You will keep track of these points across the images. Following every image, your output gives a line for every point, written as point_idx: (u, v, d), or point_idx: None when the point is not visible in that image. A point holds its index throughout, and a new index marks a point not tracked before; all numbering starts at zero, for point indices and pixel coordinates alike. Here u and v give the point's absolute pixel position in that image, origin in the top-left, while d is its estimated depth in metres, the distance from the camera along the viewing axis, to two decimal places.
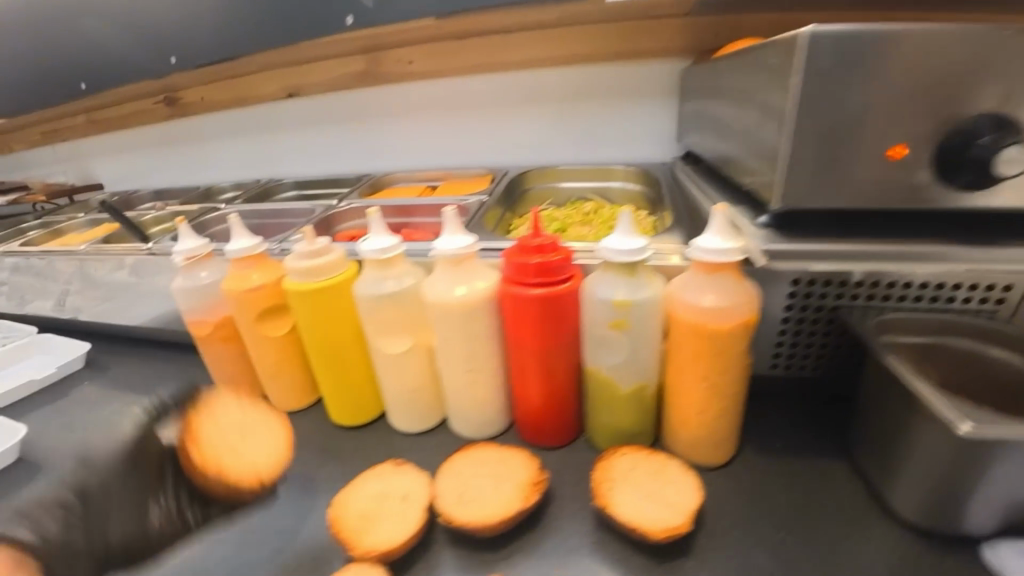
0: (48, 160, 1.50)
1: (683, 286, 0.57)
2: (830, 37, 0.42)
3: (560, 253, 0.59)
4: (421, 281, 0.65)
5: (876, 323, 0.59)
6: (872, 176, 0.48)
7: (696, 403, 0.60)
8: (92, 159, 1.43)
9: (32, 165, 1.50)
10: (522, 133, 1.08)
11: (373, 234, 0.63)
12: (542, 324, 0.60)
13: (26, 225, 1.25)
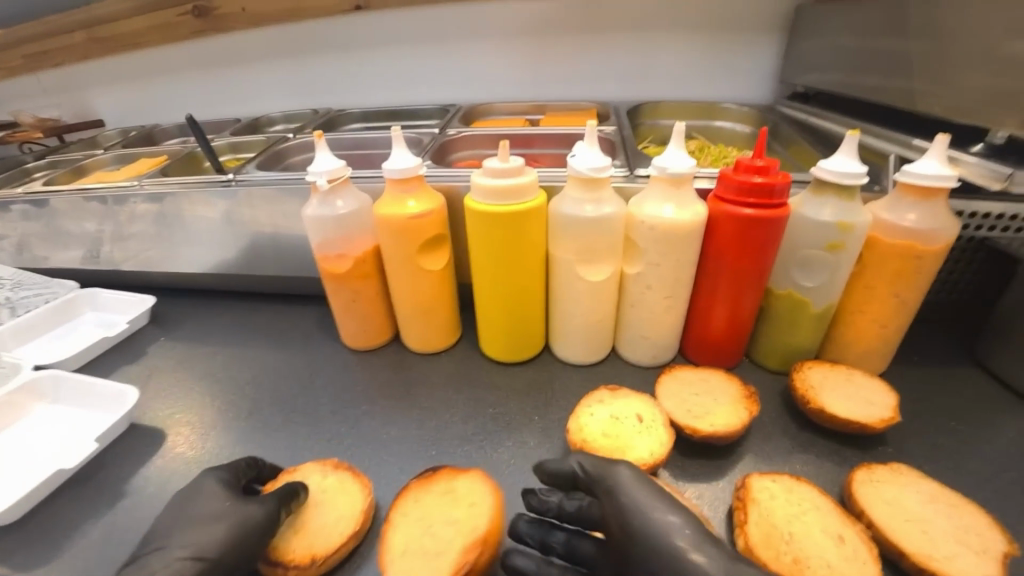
0: (33, 92, 1.29)
1: (891, 210, 0.62)
2: None
3: (779, 174, 0.60)
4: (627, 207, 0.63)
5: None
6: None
7: (880, 316, 0.66)
8: (98, 85, 1.23)
9: (18, 92, 1.27)
10: (623, 66, 1.03)
11: (586, 147, 0.60)
12: (750, 247, 0.62)
13: (38, 164, 1.08)
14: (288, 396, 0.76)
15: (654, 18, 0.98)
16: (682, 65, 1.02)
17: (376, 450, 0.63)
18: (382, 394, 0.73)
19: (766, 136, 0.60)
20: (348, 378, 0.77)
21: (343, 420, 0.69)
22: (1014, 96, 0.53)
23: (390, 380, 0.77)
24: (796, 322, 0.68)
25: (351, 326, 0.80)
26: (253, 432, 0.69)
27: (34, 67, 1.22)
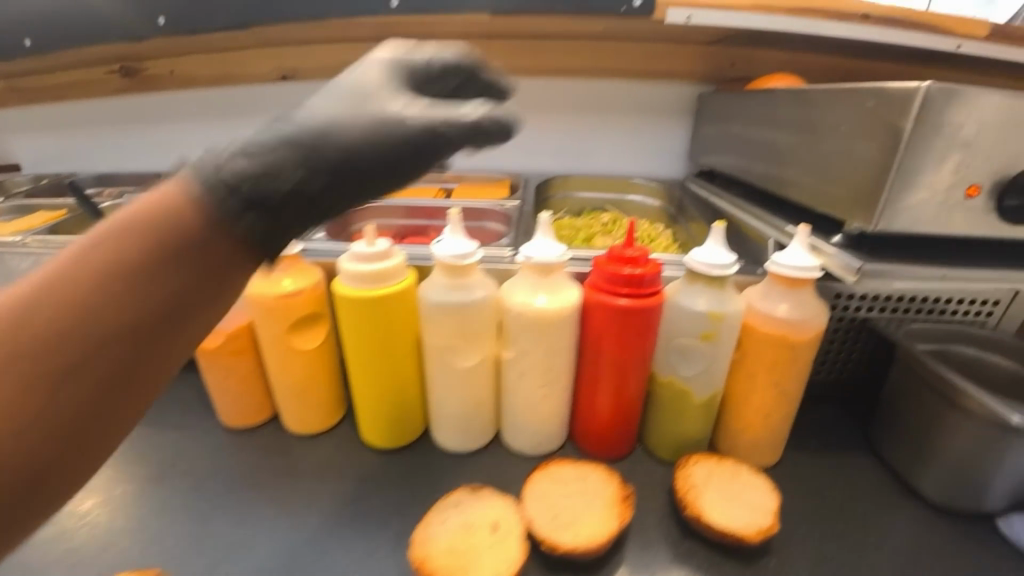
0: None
1: (767, 299, 0.60)
2: (939, 86, 0.47)
3: (650, 265, 0.59)
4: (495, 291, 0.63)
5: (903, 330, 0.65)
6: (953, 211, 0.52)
7: (765, 406, 0.64)
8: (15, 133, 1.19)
9: None
10: (543, 139, 1.05)
11: (451, 234, 0.60)
12: (623, 337, 0.60)
13: None
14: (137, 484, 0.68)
15: (568, 98, 1.02)
16: (597, 142, 1.05)
17: (209, 564, 0.56)
18: (241, 485, 0.66)
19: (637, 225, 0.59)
20: (212, 464, 0.70)
21: (188, 517, 0.62)
22: (862, 194, 0.54)
23: (257, 466, 0.70)
24: (682, 413, 0.65)
25: (224, 403, 0.74)
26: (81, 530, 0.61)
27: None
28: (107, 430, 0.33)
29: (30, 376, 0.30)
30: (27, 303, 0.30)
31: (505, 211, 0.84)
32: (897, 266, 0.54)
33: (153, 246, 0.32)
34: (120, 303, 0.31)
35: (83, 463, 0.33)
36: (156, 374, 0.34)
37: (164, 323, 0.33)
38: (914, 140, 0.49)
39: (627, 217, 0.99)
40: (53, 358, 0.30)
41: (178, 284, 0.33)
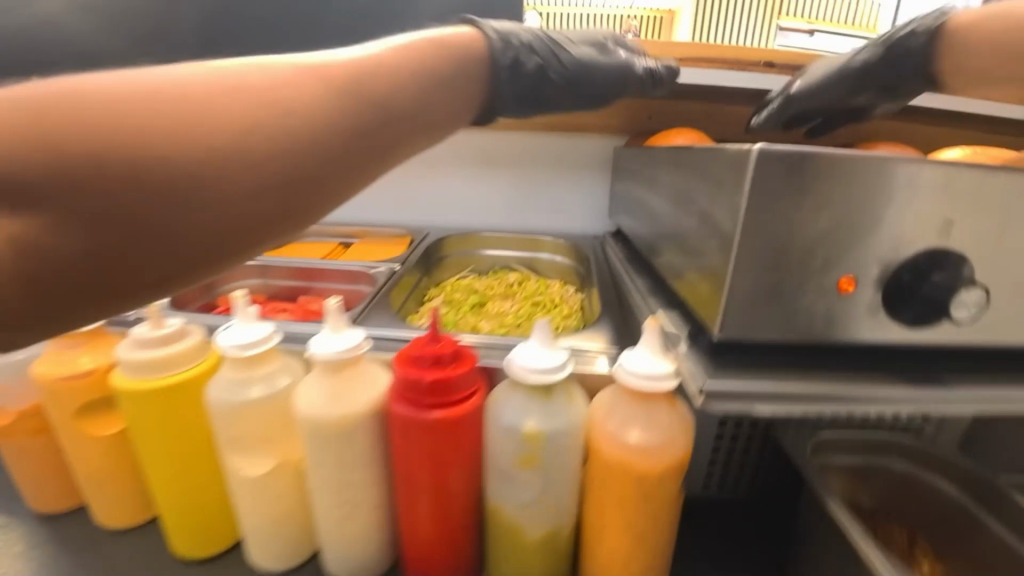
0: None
1: (610, 411, 0.45)
2: (777, 150, 0.34)
3: (463, 365, 0.49)
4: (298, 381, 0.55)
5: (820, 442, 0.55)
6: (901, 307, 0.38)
7: (621, 550, 0.48)
8: None
9: None
10: (453, 193, 0.98)
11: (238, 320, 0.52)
12: (432, 451, 0.49)
13: None
14: None
15: (478, 151, 0.95)
16: (511, 197, 0.96)
17: None
18: None
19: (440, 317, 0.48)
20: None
21: None
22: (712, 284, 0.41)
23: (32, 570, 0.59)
24: (517, 552, 0.49)
25: (21, 490, 0.64)
26: None
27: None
28: (313, 209, 0.32)
29: (282, 177, 0.29)
30: (311, 82, 0.30)
31: (375, 274, 0.78)
32: (764, 381, 0.39)
33: (403, 86, 0.36)
34: (352, 130, 0.32)
35: (240, 239, 0.29)
36: (333, 194, 0.32)
37: (308, 183, 0.30)
38: (756, 219, 0.35)
39: (535, 278, 0.88)
40: (283, 177, 0.29)
41: (370, 129, 0.33)
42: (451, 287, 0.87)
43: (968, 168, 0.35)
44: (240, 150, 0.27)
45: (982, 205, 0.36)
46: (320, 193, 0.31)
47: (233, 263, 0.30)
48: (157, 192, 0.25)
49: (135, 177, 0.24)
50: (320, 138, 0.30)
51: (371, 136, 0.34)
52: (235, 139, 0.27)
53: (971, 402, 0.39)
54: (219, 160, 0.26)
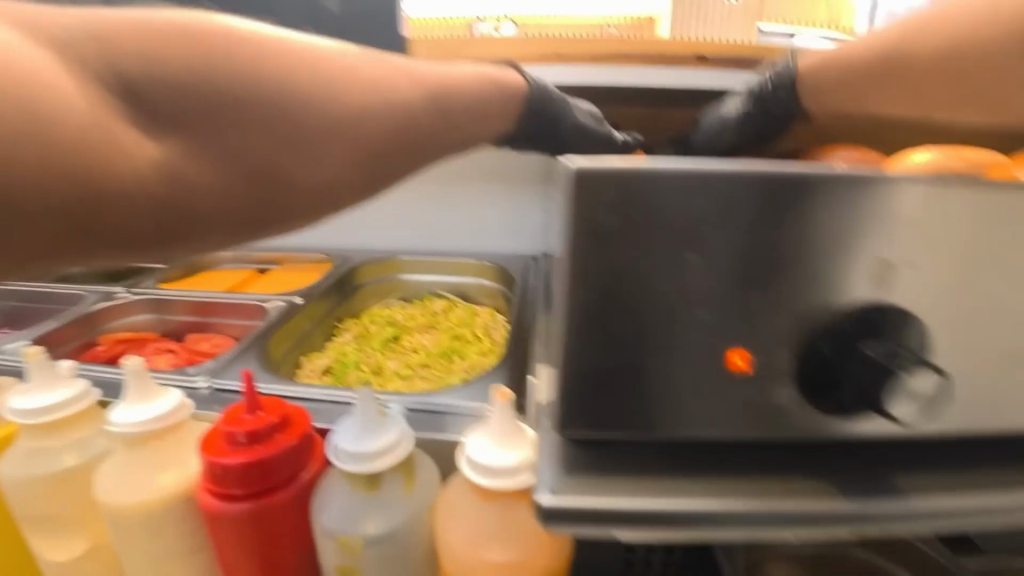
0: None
1: (454, 512, 0.35)
2: (603, 170, 0.22)
3: (292, 434, 0.39)
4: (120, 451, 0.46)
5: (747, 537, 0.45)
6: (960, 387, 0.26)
7: None
8: None
9: None
10: (380, 213, 0.89)
11: (33, 385, 0.43)
12: (253, 548, 0.39)
13: None
14: None
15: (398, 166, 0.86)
16: (439, 214, 0.87)
17: None
18: None
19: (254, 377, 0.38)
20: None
21: None
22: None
23: None
24: None
25: None
26: None
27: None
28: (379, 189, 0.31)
29: (393, 139, 0.30)
30: (413, 82, 0.31)
31: (270, 308, 0.70)
32: (637, 490, 0.27)
33: (478, 101, 0.37)
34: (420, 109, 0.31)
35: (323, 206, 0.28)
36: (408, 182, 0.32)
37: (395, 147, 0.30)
38: (586, 273, 0.24)
39: (462, 305, 0.79)
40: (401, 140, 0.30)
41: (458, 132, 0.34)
42: (368, 319, 0.78)
43: (898, 177, 0.24)
44: (319, 114, 0.26)
45: (925, 241, 0.24)
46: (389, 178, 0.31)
47: (302, 226, 0.29)
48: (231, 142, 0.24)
49: (191, 123, 0.24)
50: (399, 117, 0.30)
51: (472, 113, 0.36)
52: (340, 106, 0.27)
53: (910, 516, 0.29)
54: (284, 115, 0.26)
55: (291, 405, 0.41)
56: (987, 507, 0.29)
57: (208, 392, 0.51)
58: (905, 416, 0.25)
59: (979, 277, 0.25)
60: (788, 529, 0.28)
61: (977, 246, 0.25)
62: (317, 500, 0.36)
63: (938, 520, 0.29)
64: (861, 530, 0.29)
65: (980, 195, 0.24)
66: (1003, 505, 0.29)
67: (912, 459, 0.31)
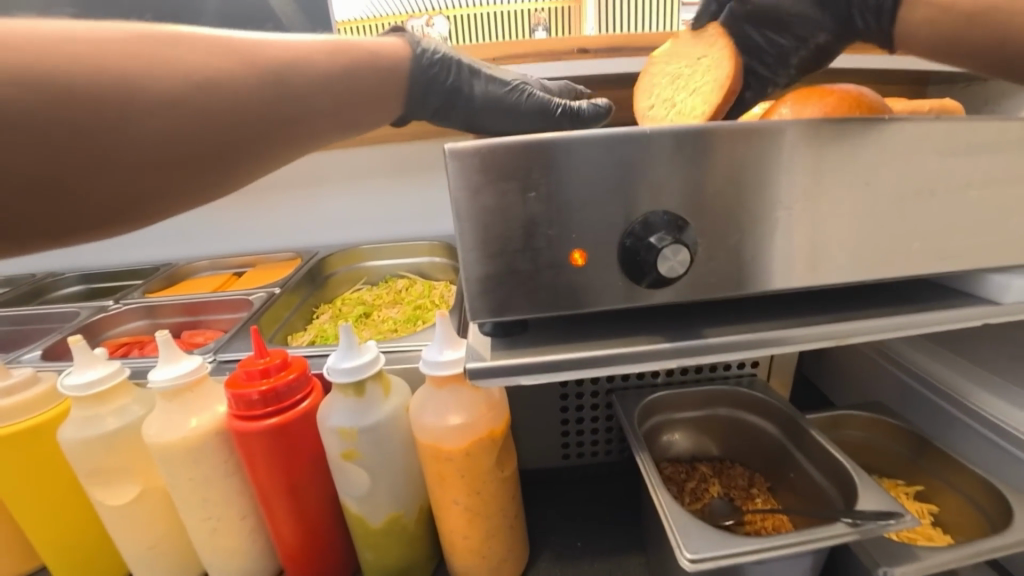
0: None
1: (418, 404, 0.49)
2: (470, 144, 0.37)
3: (293, 372, 0.53)
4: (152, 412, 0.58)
5: (645, 410, 0.61)
6: (823, 251, 0.44)
7: (458, 527, 0.51)
8: None
9: None
10: (338, 211, 1.01)
11: (78, 366, 0.55)
12: (274, 459, 0.52)
13: None
14: None
15: (351, 168, 0.98)
16: (392, 206, 1.00)
17: None
18: None
19: (260, 333, 0.52)
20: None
21: None
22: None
23: None
24: (372, 545, 0.53)
25: None
26: None
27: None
28: (262, 149, 0.37)
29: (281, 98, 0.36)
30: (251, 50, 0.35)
31: (253, 300, 0.81)
32: (530, 354, 0.43)
33: (359, 73, 0.41)
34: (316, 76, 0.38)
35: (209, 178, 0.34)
36: (275, 148, 0.37)
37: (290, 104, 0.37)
38: (469, 212, 0.38)
39: (421, 281, 0.92)
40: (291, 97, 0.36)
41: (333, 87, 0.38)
42: (340, 302, 0.90)
43: (647, 128, 0.39)
44: (165, 100, 0.30)
45: (679, 168, 0.40)
46: (263, 139, 0.36)
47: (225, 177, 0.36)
48: (106, 143, 0.29)
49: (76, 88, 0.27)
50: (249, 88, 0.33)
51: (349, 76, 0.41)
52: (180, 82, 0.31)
53: (710, 347, 0.45)
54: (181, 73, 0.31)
55: (287, 352, 0.54)
56: (762, 339, 0.46)
57: (216, 364, 0.64)
58: (680, 276, 0.40)
59: (718, 188, 0.41)
60: (634, 367, 0.44)
61: (709, 167, 0.40)
62: (320, 410, 0.49)
63: (729, 350, 0.45)
64: (681, 361, 0.44)
65: (705, 136, 0.40)
66: (770, 336, 0.46)
67: (718, 319, 0.48)
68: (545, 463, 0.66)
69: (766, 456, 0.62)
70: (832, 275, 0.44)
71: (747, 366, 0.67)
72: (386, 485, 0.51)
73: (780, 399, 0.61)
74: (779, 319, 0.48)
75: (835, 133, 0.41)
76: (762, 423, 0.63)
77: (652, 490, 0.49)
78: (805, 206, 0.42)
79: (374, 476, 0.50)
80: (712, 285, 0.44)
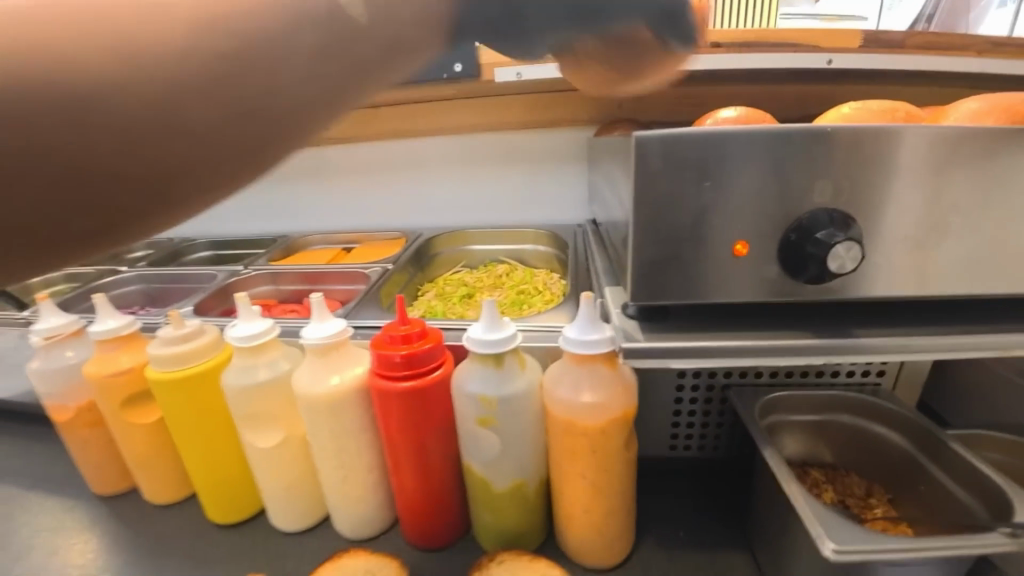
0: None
1: (554, 379, 0.53)
2: (654, 136, 0.39)
3: (430, 341, 0.56)
4: (295, 367, 0.63)
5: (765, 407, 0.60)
6: (950, 258, 0.42)
7: (579, 500, 0.55)
8: None
9: None
10: (440, 195, 1.05)
11: (243, 319, 0.61)
12: (410, 418, 0.56)
13: None
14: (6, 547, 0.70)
15: (456, 154, 1.02)
16: (491, 192, 1.03)
17: None
18: (78, 558, 0.67)
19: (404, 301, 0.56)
20: (51, 543, 0.70)
21: None
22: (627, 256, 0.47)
23: (102, 540, 0.70)
24: (491, 507, 0.57)
25: (85, 472, 0.76)
26: None
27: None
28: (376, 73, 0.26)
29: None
30: None
31: (370, 274, 0.87)
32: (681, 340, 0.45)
33: None
34: None
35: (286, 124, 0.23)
36: None
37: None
38: (644, 201, 0.41)
39: (521, 268, 0.95)
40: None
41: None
42: (442, 281, 0.94)
43: (830, 127, 0.39)
44: None
45: (857, 165, 0.40)
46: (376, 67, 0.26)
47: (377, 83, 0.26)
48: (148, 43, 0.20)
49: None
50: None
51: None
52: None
53: (862, 348, 0.44)
54: None
55: (427, 323, 0.58)
56: (921, 343, 0.44)
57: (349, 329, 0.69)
58: (844, 272, 0.40)
59: (895, 188, 0.40)
60: (781, 358, 0.44)
61: (889, 166, 0.39)
62: (460, 377, 0.53)
63: (884, 352, 0.44)
64: (830, 358, 0.44)
65: (891, 135, 0.39)
66: (927, 340, 0.44)
67: (868, 322, 0.47)
68: (652, 451, 0.68)
69: (891, 466, 0.59)
70: (949, 287, 0.43)
71: (872, 374, 0.65)
72: (516, 453, 0.55)
73: (913, 410, 0.58)
74: (938, 326, 0.46)
75: (970, 139, 0.39)
76: (887, 433, 0.60)
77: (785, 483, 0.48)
78: (975, 212, 0.41)
79: (506, 446, 0.54)
80: (875, 285, 0.43)
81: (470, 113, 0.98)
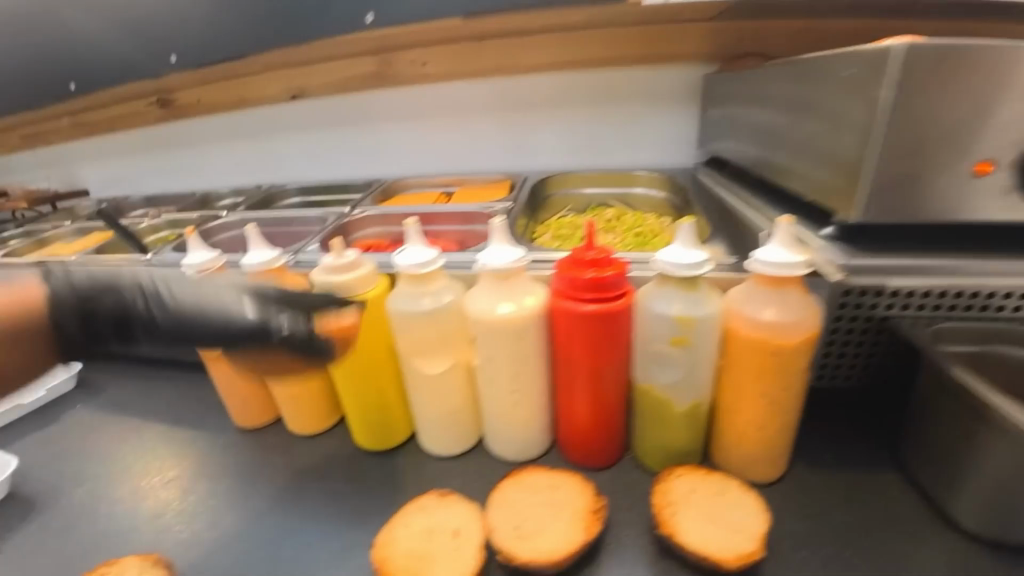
0: (27, 168, 1.44)
1: (742, 300, 0.56)
2: (922, 46, 0.41)
3: (617, 267, 0.56)
4: (461, 296, 0.61)
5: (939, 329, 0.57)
6: None
7: (755, 418, 0.57)
8: (74, 163, 1.35)
9: (16, 170, 1.41)
10: (541, 138, 1.05)
11: (410, 245, 0.60)
12: (596, 342, 0.57)
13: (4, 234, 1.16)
14: (173, 468, 0.74)
15: (563, 92, 1.01)
16: (592, 135, 1.03)
17: (206, 553, 0.60)
18: (247, 479, 0.71)
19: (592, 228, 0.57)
20: (215, 464, 0.75)
21: (192, 517, 0.66)
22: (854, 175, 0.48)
23: (262, 463, 0.74)
24: (664, 425, 0.61)
25: (231, 405, 0.79)
26: (124, 508, 0.69)
27: (26, 149, 1.38)
28: None
29: None
30: None
31: (493, 214, 0.87)
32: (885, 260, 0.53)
33: None
34: None
35: None
36: None
37: None
38: (899, 114, 0.43)
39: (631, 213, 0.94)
40: None
41: None
42: (555, 223, 0.94)
43: None
44: None
45: None
46: None
47: None
48: None
49: None
50: None
51: None
52: None
53: None
54: None
55: (611, 250, 0.57)
56: None
57: None
58: None
59: None
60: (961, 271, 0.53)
61: None
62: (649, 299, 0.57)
63: None
64: None
65: None
66: None
67: None
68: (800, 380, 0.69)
69: None
70: None
71: None
72: (693, 375, 0.57)
73: None
74: None
75: None
76: None
77: (986, 396, 0.47)
78: None
79: (687, 369, 0.57)
80: None
81: (580, 46, 0.95)
